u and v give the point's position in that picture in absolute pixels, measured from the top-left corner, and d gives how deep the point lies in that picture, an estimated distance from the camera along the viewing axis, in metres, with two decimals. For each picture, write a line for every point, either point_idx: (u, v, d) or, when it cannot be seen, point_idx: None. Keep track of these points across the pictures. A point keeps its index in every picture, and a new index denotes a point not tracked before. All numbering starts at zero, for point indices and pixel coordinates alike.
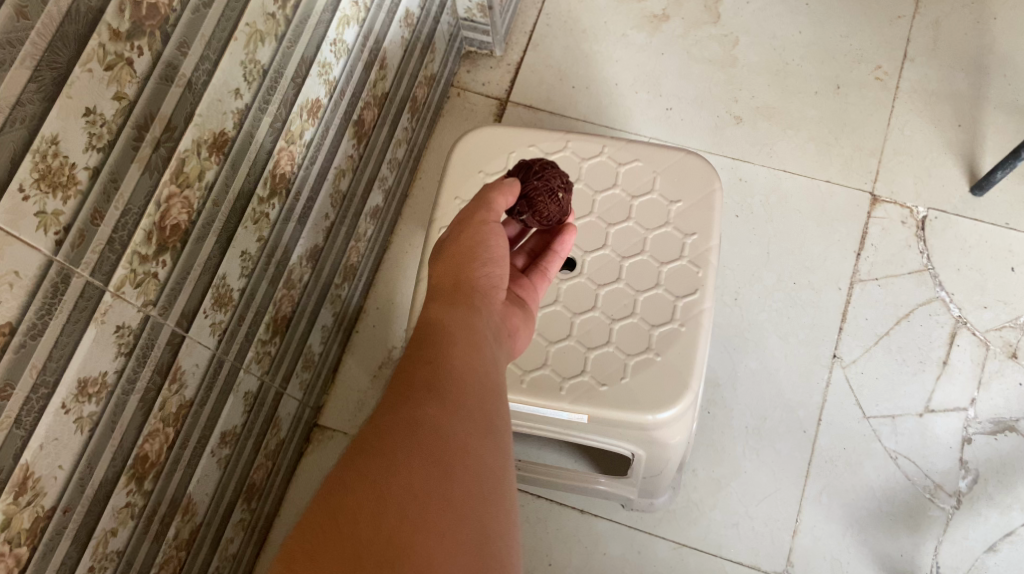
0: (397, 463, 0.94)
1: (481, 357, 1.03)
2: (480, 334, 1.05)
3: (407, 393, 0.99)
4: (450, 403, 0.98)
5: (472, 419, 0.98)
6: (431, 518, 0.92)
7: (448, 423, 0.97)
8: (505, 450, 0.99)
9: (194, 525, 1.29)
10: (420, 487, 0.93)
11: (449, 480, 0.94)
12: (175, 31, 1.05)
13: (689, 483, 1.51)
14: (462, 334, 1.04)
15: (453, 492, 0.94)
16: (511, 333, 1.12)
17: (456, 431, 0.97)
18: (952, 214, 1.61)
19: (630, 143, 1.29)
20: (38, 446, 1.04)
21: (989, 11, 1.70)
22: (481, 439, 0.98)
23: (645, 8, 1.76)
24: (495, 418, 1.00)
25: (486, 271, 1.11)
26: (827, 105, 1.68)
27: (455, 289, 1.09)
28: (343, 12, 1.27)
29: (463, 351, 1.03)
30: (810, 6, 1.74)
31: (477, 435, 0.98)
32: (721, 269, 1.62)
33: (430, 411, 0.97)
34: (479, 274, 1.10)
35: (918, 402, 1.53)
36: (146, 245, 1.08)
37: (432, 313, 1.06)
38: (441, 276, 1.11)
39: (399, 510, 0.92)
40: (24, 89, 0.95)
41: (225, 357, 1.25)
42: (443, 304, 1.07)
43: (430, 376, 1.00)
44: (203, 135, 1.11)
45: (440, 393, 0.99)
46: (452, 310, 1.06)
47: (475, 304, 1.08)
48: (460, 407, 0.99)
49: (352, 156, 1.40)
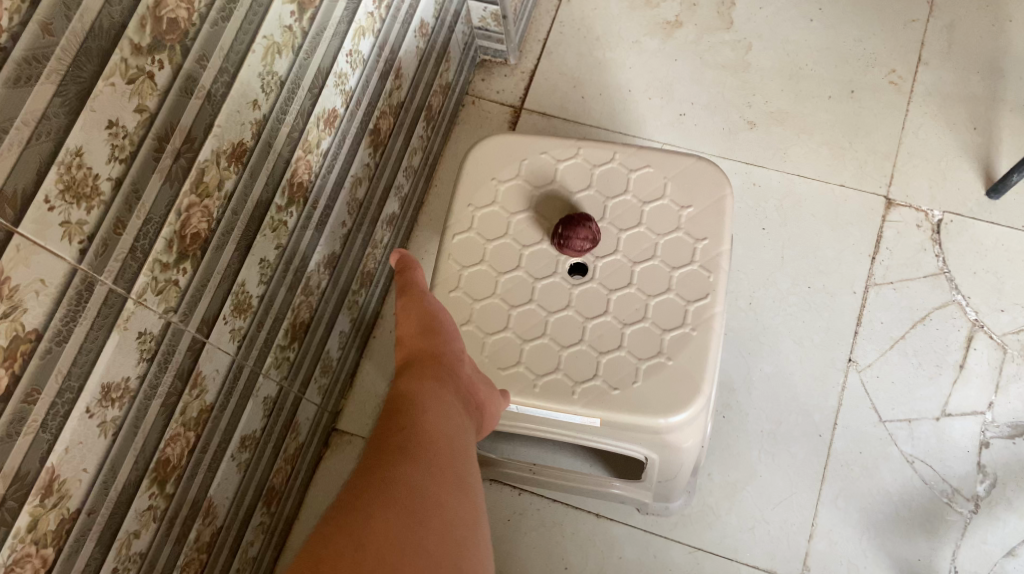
0: (372, 516, 0.95)
1: (451, 423, 1.05)
2: (449, 399, 1.07)
3: (381, 457, 0.99)
4: (425, 461, 1.00)
5: (445, 476, 1.00)
6: (408, 567, 0.93)
7: (424, 478, 0.99)
8: (476, 502, 1.02)
9: (214, 528, 1.32)
10: (395, 537, 0.94)
11: (424, 529, 0.96)
12: (194, 44, 1.07)
13: (705, 488, 1.52)
14: (433, 401, 1.05)
15: (430, 540, 0.96)
16: (477, 408, 1.11)
17: (429, 487, 0.98)
18: (968, 217, 1.61)
19: (641, 149, 1.25)
20: (64, 449, 1.06)
21: (1004, 14, 1.71)
22: (454, 495, 1.00)
23: (657, 15, 1.77)
24: (466, 477, 1.02)
25: (447, 343, 1.13)
26: (840, 109, 1.69)
27: (420, 359, 1.11)
28: (358, 23, 1.29)
29: (435, 415, 1.04)
30: (822, 11, 1.75)
31: (451, 487, 1.00)
32: (735, 273, 1.62)
33: (406, 471, 0.98)
34: (443, 344, 1.12)
35: (934, 405, 1.54)
36: (167, 254, 1.10)
37: (401, 380, 1.08)
38: (400, 354, 1.13)
39: (376, 559, 0.93)
40: (50, 104, 0.96)
41: (244, 363, 1.28)
42: (412, 372, 1.09)
43: (406, 436, 1.01)
44: (222, 145, 1.13)
45: (413, 454, 1.00)
46: (421, 379, 1.08)
47: (445, 373, 1.09)
48: (434, 465, 1.00)
49: (368, 165, 1.42)
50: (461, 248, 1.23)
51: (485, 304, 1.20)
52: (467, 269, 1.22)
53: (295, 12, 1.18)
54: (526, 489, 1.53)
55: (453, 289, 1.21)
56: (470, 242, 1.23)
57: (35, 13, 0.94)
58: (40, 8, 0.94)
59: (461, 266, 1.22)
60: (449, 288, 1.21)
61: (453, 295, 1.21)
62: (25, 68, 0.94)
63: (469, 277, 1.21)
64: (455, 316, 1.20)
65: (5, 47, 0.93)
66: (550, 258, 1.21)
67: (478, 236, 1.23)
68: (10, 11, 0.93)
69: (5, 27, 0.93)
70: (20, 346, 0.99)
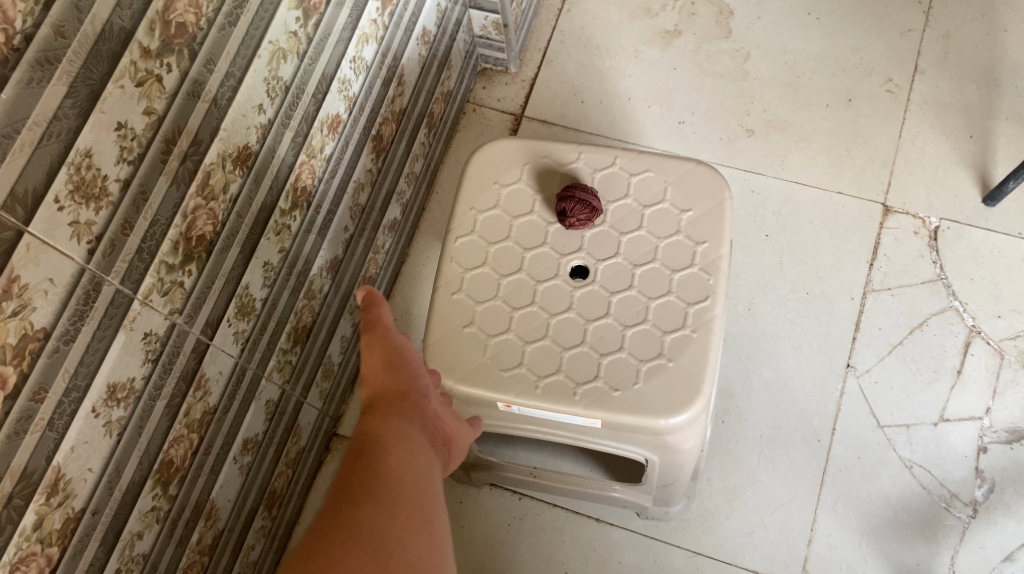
0: (338, 559, 0.96)
1: (416, 461, 1.05)
2: (415, 437, 1.07)
3: (346, 498, 1.00)
4: (391, 502, 1.00)
5: (410, 514, 1.01)
6: None
7: (388, 521, 0.99)
8: (441, 541, 1.02)
9: (217, 530, 1.33)
10: None
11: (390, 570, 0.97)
12: (201, 48, 1.08)
13: (705, 492, 1.53)
14: (399, 442, 1.06)
15: None
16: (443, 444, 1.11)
17: (394, 531, 0.99)
18: (965, 224, 1.63)
19: (641, 154, 1.26)
20: (69, 449, 1.07)
21: (1000, 24, 1.73)
22: (420, 534, 1.01)
23: (657, 24, 1.79)
24: (432, 516, 1.03)
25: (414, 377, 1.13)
26: (838, 117, 1.71)
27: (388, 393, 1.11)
28: (362, 30, 1.30)
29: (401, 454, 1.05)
30: (820, 20, 1.77)
31: (416, 529, 1.01)
32: (734, 279, 1.64)
33: (371, 512, 0.99)
34: (410, 380, 1.12)
35: (933, 410, 1.55)
36: (173, 254, 1.11)
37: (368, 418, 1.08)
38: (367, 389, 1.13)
39: None
40: (61, 104, 0.97)
41: (247, 366, 1.29)
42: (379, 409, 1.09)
43: (372, 478, 1.01)
44: (228, 148, 1.14)
45: (379, 496, 1.00)
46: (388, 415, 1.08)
47: (411, 410, 1.09)
48: (399, 506, 1.01)
49: (371, 170, 1.44)
50: (464, 250, 1.24)
51: (487, 306, 1.21)
52: (469, 271, 1.23)
53: (300, 17, 1.19)
54: (526, 494, 1.54)
55: (455, 291, 1.22)
56: (472, 244, 1.24)
57: (47, 15, 0.95)
58: (53, 11, 0.95)
59: (464, 268, 1.23)
60: (452, 289, 1.22)
61: (456, 297, 1.22)
62: (37, 70, 0.95)
63: (471, 279, 1.22)
64: (457, 318, 1.21)
65: (18, 49, 0.94)
66: (551, 261, 1.22)
67: (481, 239, 1.24)
68: (23, 13, 0.94)
69: (18, 29, 0.94)
70: (28, 344, 1.00)
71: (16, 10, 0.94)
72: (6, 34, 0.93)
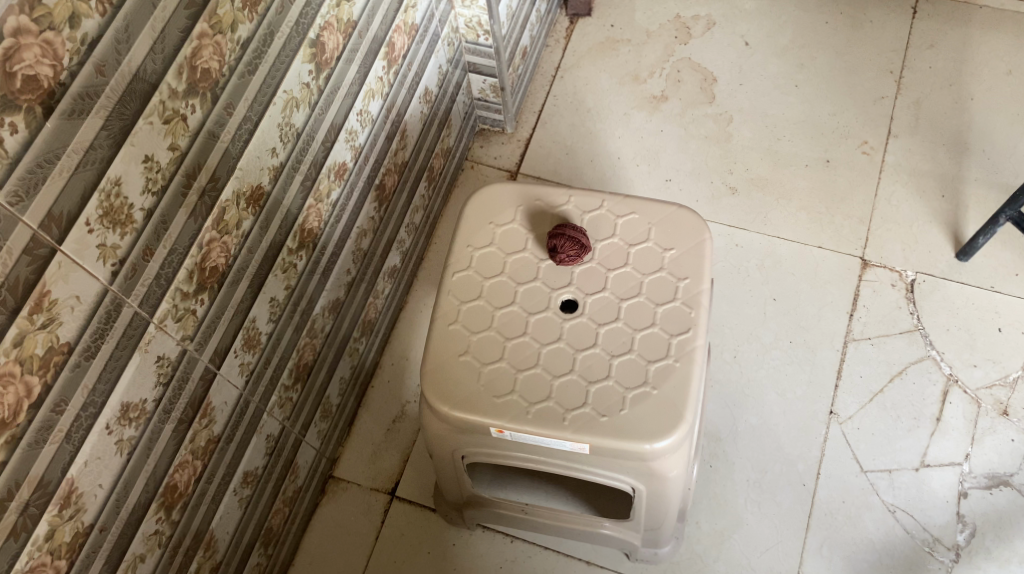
0: None
1: None
2: None
3: None
4: None
5: None
6: None
7: None
8: None
9: (213, 562, 1.38)
10: None
11: None
12: (223, 93, 1.15)
13: (693, 535, 1.56)
14: None
15: None
16: None
17: None
18: (939, 278, 1.70)
19: (627, 198, 1.35)
20: (83, 463, 1.12)
21: (967, 93, 1.84)
22: None
23: (644, 90, 1.90)
24: None
25: None
26: (816, 176, 1.80)
27: None
28: (369, 85, 1.40)
29: None
30: (799, 88, 1.88)
31: None
32: (722, 327, 1.70)
33: None
34: None
35: (913, 456, 1.59)
36: (188, 283, 1.18)
37: None
38: None
39: None
40: (97, 135, 1.03)
41: (251, 399, 1.35)
42: None
43: None
44: (242, 187, 1.22)
45: None
46: None
47: None
48: None
49: (374, 218, 1.53)
50: (460, 284, 1.31)
51: (482, 336, 1.28)
52: (465, 303, 1.30)
53: (313, 71, 1.27)
54: (518, 536, 1.56)
55: (452, 322, 1.29)
56: (468, 279, 1.32)
57: (91, 55, 1.01)
58: (97, 50, 1.01)
59: (460, 301, 1.30)
60: (448, 321, 1.30)
61: (452, 328, 1.29)
62: (78, 103, 1.01)
63: (467, 311, 1.30)
64: (453, 347, 1.28)
65: (64, 84, 1.00)
66: (543, 295, 1.30)
67: (476, 274, 1.32)
68: (70, 52, 1.00)
69: (65, 66, 1.00)
70: (53, 357, 1.05)
71: (64, 49, 0.99)
72: (54, 70, 0.99)
